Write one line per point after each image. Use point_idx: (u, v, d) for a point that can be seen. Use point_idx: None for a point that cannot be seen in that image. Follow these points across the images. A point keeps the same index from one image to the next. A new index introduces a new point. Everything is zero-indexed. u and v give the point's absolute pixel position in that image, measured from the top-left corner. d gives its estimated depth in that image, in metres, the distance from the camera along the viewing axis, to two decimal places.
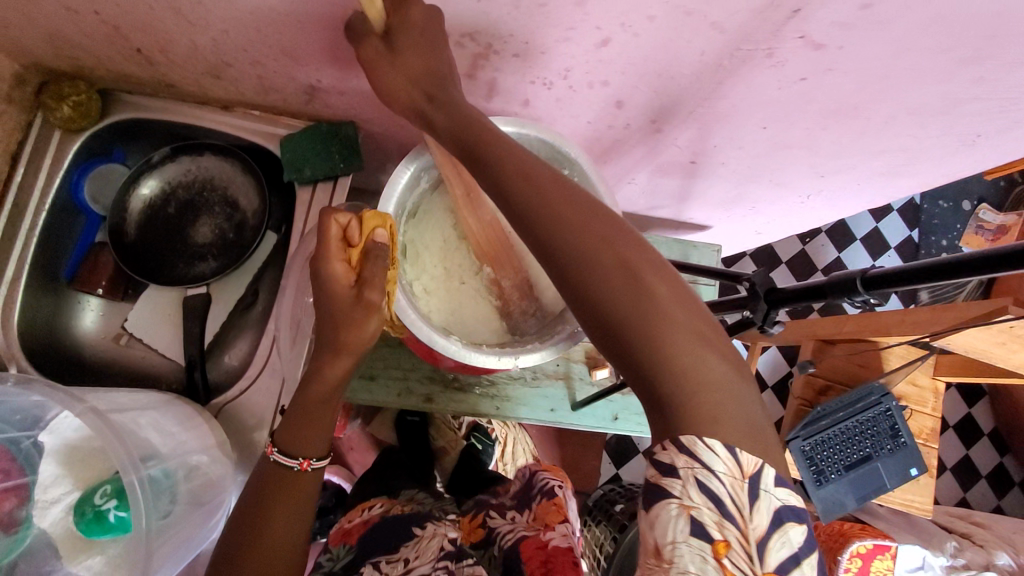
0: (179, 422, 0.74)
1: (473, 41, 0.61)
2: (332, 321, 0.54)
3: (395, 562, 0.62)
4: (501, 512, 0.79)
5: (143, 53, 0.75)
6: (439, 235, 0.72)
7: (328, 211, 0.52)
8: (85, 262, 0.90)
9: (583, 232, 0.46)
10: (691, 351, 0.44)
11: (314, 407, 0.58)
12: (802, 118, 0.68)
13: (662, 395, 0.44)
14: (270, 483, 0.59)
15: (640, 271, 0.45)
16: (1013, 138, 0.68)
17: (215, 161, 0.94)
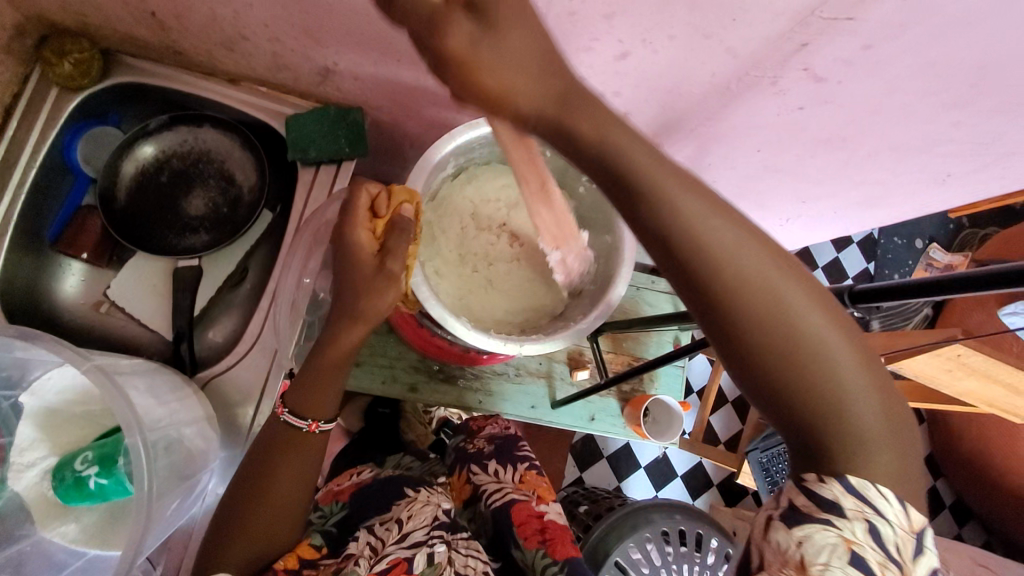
0: (170, 390, 0.73)
1: None
2: (351, 287, 0.54)
3: (388, 525, 0.61)
4: (482, 464, 0.78)
5: (158, 18, 0.74)
6: (456, 220, 0.74)
7: (359, 181, 0.55)
8: (72, 225, 0.88)
9: (759, 282, 0.39)
10: (869, 412, 0.40)
11: (326, 371, 0.58)
12: (794, 144, 0.73)
13: (830, 458, 0.41)
14: (276, 444, 0.58)
15: (815, 337, 0.39)
16: (979, 180, 0.75)
17: (214, 134, 0.93)
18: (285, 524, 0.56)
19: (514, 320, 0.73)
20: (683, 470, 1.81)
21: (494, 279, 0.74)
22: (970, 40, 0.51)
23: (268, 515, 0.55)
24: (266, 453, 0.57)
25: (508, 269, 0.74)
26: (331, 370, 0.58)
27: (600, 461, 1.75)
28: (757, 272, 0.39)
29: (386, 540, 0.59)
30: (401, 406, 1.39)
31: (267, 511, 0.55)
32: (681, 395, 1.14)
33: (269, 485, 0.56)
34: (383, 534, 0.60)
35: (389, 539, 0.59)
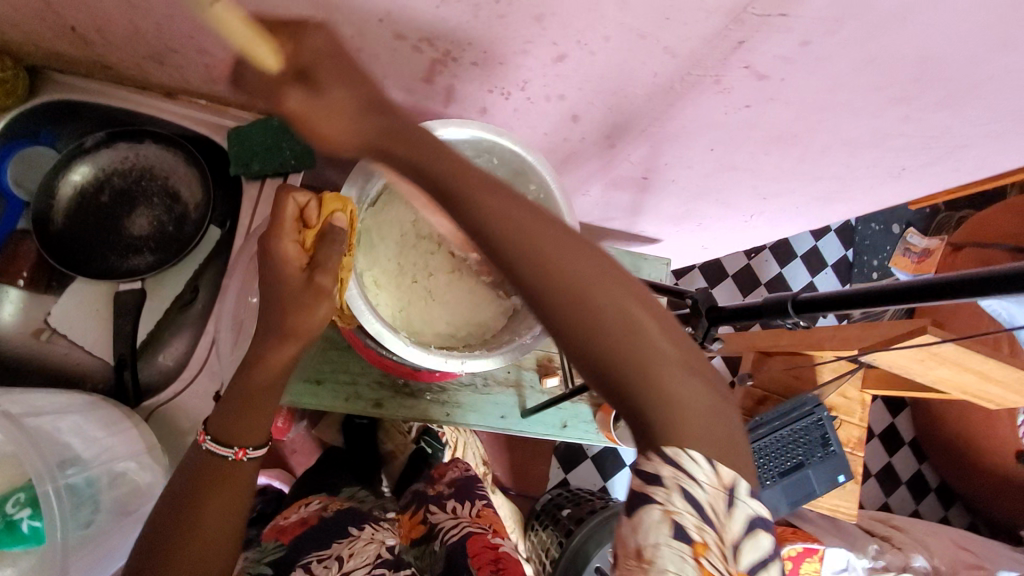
0: (105, 426, 0.71)
1: (431, 47, 0.61)
2: (278, 303, 0.51)
3: (327, 563, 0.59)
4: (441, 503, 0.76)
5: (78, 32, 0.70)
6: (398, 230, 0.68)
7: (286, 189, 0.50)
8: (7, 251, 0.84)
9: (526, 231, 0.41)
10: (669, 369, 0.40)
11: (256, 393, 0.53)
12: (747, 142, 0.71)
13: (650, 425, 0.40)
14: (199, 477, 0.52)
15: (605, 298, 0.40)
16: (935, 173, 0.74)
17: (156, 150, 0.88)
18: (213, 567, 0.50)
19: (458, 335, 0.67)
20: None
21: (435, 291, 0.68)
22: (911, 32, 0.49)
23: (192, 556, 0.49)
24: (188, 487, 0.51)
25: (449, 281, 0.69)
26: (261, 392, 0.53)
27: (584, 462, 1.73)
28: (523, 218, 0.42)
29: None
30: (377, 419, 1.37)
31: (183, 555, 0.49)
32: None
33: (193, 526, 0.50)
34: (320, 573, 0.57)
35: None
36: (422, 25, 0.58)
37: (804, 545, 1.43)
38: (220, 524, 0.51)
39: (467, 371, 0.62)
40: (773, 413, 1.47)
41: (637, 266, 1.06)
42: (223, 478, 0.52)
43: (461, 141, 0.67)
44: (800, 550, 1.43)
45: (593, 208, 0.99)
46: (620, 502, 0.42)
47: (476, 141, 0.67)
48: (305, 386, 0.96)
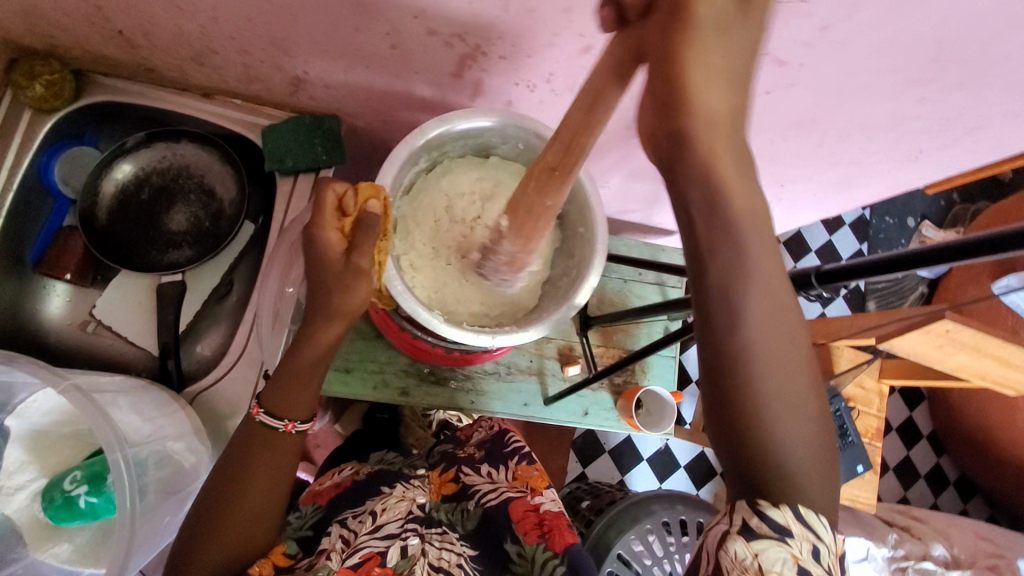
0: (156, 407, 0.74)
1: (462, 41, 0.65)
2: (322, 288, 0.53)
3: (362, 517, 0.61)
4: (474, 466, 0.75)
5: (125, 35, 0.74)
6: (432, 214, 0.69)
7: (325, 179, 0.52)
8: (54, 245, 0.88)
9: (745, 306, 0.44)
10: (802, 433, 0.45)
11: (302, 368, 0.55)
12: (765, 129, 0.73)
13: (765, 481, 0.44)
14: (251, 444, 0.55)
15: (767, 359, 0.44)
16: (950, 156, 0.75)
17: (193, 149, 0.94)
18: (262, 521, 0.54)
19: (491, 313, 0.69)
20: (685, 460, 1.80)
21: (468, 271, 0.70)
22: (926, 15, 0.51)
23: (243, 515, 0.52)
24: (240, 456, 0.54)
25: (481, 261, 0.70)
26: (309, 369, 0.55)
27: (601, 457, 1.74)
28: (752, 269, 0.44)
29: (359, 531, 0.59)
30: (399, 411, 1.41)
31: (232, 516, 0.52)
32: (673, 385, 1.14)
33: (240, 492, 0.52)
34: (356, 526, 0.60)
35: (362, 531, 0.59)
36: (457, 21, 0.61)
37: None
38: (269, 491, 0.54)
39: (500, 345, 0.63)
40: None
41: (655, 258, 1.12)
42: (275, 446, 0.55)
43: (488, 130, 0.66)
44: None
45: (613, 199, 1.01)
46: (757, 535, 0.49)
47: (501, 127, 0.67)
48: (337, 375, 1.00)
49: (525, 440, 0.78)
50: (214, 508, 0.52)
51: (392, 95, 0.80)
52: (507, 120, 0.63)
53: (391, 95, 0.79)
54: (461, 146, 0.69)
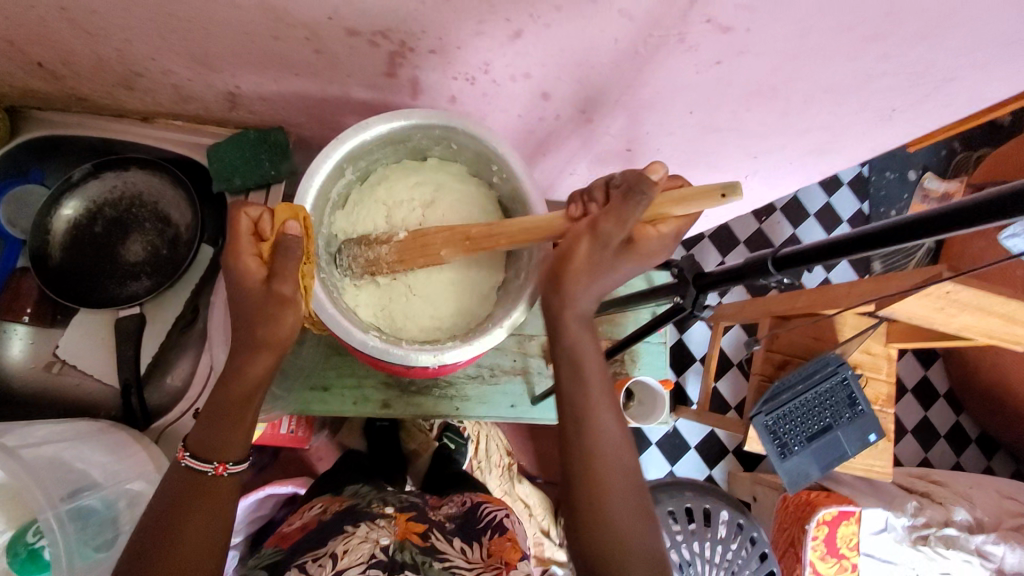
0: (111, 452, 0.75)
1: (387, 39, 0.60)
2: (246, 318, 0.50)
3: (321, 561, 0.61)
4: (445, 535, 0.70)
5: (45, 67, 0.71)
6: (371, 228, 0.67)
7: (238, 204, 0.51)
8: (8, 291, 0.87)
9: (594, 422, 0.56)
10: (625, 516, 0.55)
11: (231, 406, 0.52)
12: (725, 101, 0.68)
13: (598, 555, 0.54)
14: (181, 493, 0.51)
15: (598, 451, 0.56)
16: (926, 112, 0.70)
17: (142, 175, 0.91)
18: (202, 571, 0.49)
19: (441, 327, 0.67)
20: (696, 441, 1.73)
21: (416, 286, 0.67)
22: None
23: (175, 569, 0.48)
24: (171, 503, 0.50)
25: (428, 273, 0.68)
26: (239, 407, 0.52)
27: None
28: (588, 380, 0.56)
29: None
30: (398, 419, 1.37)
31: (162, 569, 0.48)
32: (665, 372, 1.09)
33: (176, 538, 0.49)
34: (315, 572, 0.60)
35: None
36: (374, 18, 0.57)
37: (839, 508, 1.42)
38: (204, 541, 0.50)
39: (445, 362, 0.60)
40: (794, 376, 1.47)
41: None
42: (204, 492, 0.51)
43: (415, 133, 0.64)
44: (836, 513, 1.42)
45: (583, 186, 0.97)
46: None
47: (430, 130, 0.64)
48: (314, 394, 0.97)
49: (499, 513, 0.76)
50: (146, 560, 0.48)
51: (331, 102, 0.75)
52: (430, 123, 0.60)
53: (330, 102, 0.75)
54: (392, 152, 0.67)
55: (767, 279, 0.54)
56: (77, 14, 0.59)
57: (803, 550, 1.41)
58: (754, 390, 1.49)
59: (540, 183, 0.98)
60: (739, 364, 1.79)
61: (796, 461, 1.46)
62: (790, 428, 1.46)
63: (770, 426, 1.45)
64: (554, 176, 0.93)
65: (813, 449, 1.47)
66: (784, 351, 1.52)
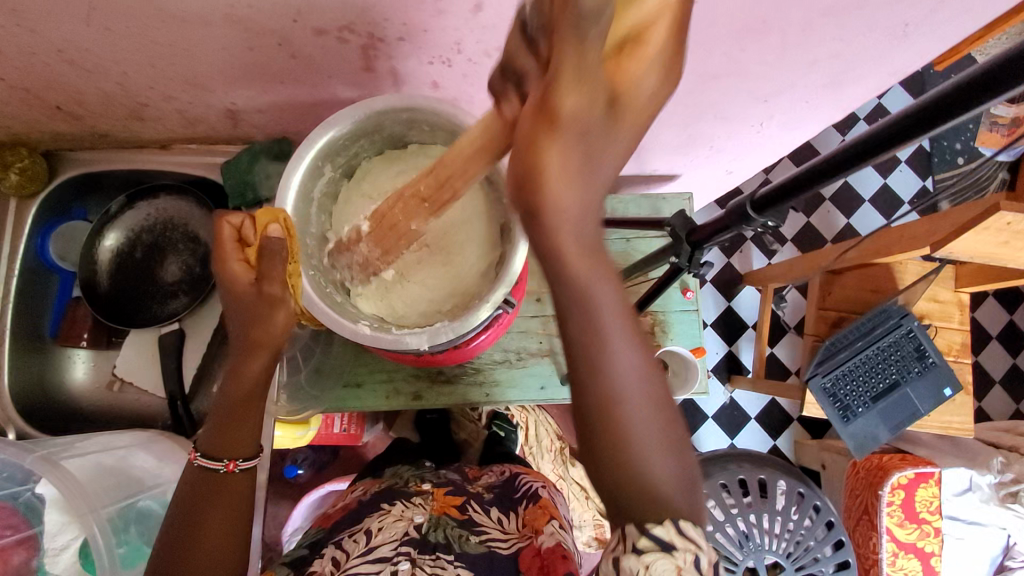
0: (159, 458, 0.83)
1: (353, 33, 0.61)
2: (241, 322, 0.53)
3: (357, 538, 0.64)
4: (483, 505, 0.70)
5: (63, 109, 0.77)
6: (361, 221, 0.69)
7: (220, 213, 0.53)
8: (66, 318, 0.95)
9: (601, 318, 0.41)
10: (646, 433, 0.42)
11: (239, 405, 0.55)
12: (713, 44, 0.64)
13: (623, 494, 0.42)
14: (198, 490, 0.54)
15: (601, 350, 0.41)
16: (946, 21, 0.63)
17: (170, 201, 0.96)
18: (227, 560, 0.53)
19: (442, 309, 0.68)
20: (753, 411, 1.66)
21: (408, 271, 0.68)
22: None
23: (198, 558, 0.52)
24: (190, 503, 0.53)
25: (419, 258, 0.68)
26: (245, 404, 0.55)
27: None
28: (585, 241, 0.41)
29: (351, 553, 0.62)
30: (446, 411, 1.40)
31: (196, 557, 0.51)
32: (699, 340, 1.05)
33: (197, 530, 0.52)
34: (349, 547, 0.63)
35: (355, 552, 0.62)
36: (335, 13, 0.57)
37: (915, 470, 1.32)
38: (224, 537, 0.53)
39: (435, 344, 0.61)
40: (851, 332, 1.38)
41: (657, 209, 1.04)
42: (222, 489, 0.54)
43: (386, 119, 0.64)
44: (912, 476, 1.32)
45: None
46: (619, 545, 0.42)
47: (406, 116, 0.65)
48: (347, 391, 1.00)
49: (537, 484, 0.75)
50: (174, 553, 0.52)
51: (323, 105, 0.77)
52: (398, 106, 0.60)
53: (321, 105, 0.77)
54: (371, 142, 0.68)
55: (750, 224, 0.52)
56: (74, 55, 0.64)
57: (878, 517, 1.32)
58: (807, 351, 1.41)
59: None
60: (793, 326, 1.70)
61: (861, 423, 1.36)
62: (851, 389, 1.37)
63: (828, 389, 1.37)
64: None
65: (880, 409, 1.37)
66: (838, 307, 1.41)
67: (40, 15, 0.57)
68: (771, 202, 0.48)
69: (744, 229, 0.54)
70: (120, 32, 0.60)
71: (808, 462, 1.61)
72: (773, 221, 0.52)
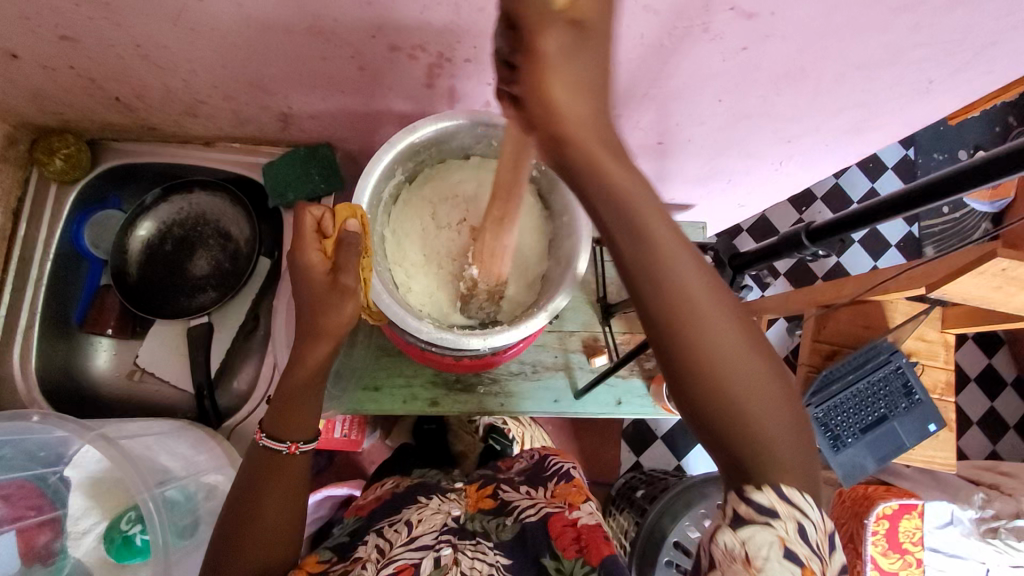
0: (191, 446, 0.84)
1: (425, 52, 0.64)
2: (310, 309, 0.56)
3: (398, 527, 0.65)
4: (513, 486, 0.75)
5: (121, 100, 0.79)
6: (419, 223, 0.74)
7: (302, 205, 0.56)
8: (94, 305, 0.96)
9: (678, 272, 0.41)
10: (752, 393, 0.42)
11: (298, 391, 0.59)
12: (754, 86, 0.69)
13: (733, 453, 0.43)
14: (260, 468, 0.59)
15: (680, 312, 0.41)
16: (966, 81, 0.70)
17: (206, 197, 0.99)
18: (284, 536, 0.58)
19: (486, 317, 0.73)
20: None
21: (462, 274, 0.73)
22: None
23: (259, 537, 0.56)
24: (252, 484, 0.58)
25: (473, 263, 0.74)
26: (304, 391, 0.59)
27: (655, 443, 1.65)
28: (643, 198, 0.42)
29: (395, 541, 0.63)
30: (446, 421, 1.41)
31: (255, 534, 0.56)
32: None
33: (256, 511, 0.57)
34: (393, 537, 0.64)
35: (398, 540, 0.63)
36: (413, 33, 0.61)
37: (900, 502, 1.36)
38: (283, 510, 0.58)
39: (493, 346, 0.64)
40: (843, 366, 1.44)
41: None
42: (278, 471, 0.59)
43: (460, 132, 0.69)
44: (897, 508, 1.37)
45: None
46: (720, 517, 0.44)
47: (471, 130, 0.69)
48: (366, 394, 1.02)
49: (566, 464, 0.78)
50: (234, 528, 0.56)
51: (374, 115, 0.80)
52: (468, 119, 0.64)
53: (373, 115, 0.80)
54: (439, 152, 0.72)
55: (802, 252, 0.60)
56: (150, 50, 0.67)
57: (864, 546, 1.36)
58: (802, 382, 1.46)
59: None
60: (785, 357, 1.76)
61: (849, 452, 1.42)
62: (842, 419, 1.42)
63: (821, 419, 1.41)
64: None
65: (868, 441, 1.42)
66: (833, 340, 1.47)
67: (130, 12, 0.60)
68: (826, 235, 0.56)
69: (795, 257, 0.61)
70: (203, 34, 0.63)
71: None
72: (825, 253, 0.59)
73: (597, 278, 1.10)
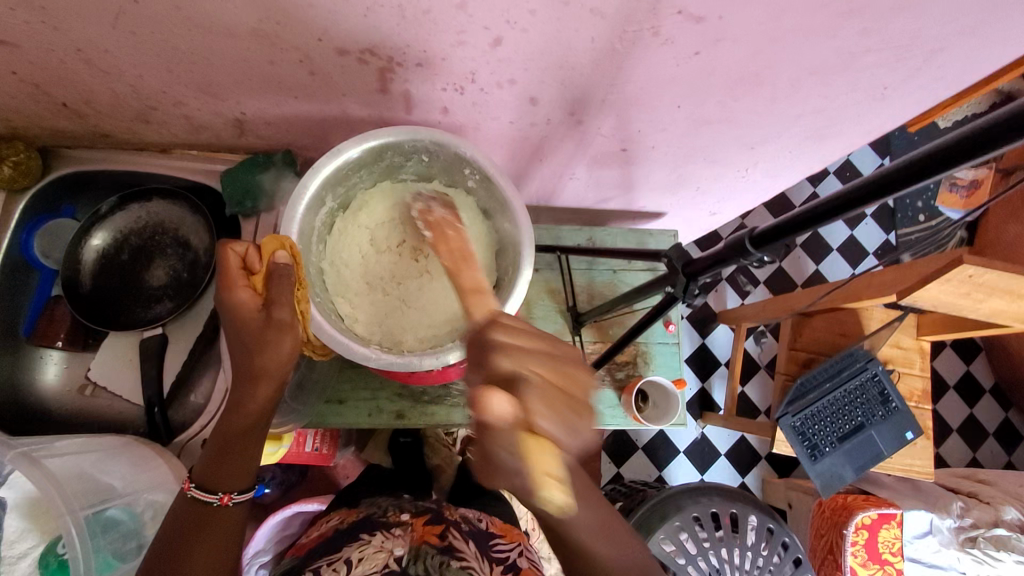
0: (134, 465, 0.80)
1: (374, 56, 0.63)
2: (253, 348, 0.59)
3: (338, 566, 0.66)
4: (463, 537, 0.72)
5: (69, 106, 0.77)
6: (357, 250, 0.75)
7: (225, 243, 0.57)
8: (44, 318, 0.93)
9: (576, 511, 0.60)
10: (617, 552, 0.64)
11: (234, 438, 0.62)
12: (711, 91, 0.69)
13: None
14: (188, 520, 0.61)
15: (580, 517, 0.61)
16: (920, 86, 0.70)
17: (164, 205, 0.96)
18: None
19: (439, 334, 0.73)
20: (725, 448, 1.69)
21: (409, 297, 0.75)
22: None
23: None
24: (183, 535, 0.60)
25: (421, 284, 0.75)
26: (242, 436, 0.62)
27: (635, 454, 1.63)
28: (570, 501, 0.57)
29: None
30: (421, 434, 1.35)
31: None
32: (679, 372, 1.09)
33: (183, 563, 0.58)
34: None
35: None
36: (359, 37, 0.60)
37: (878, 511, 1.35)
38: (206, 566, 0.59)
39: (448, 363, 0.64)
40: (820, 372, 1.43)
41: (643, 243, 1.08)
42: (209, 520, 0.61)
43: (387, 150, 0.69)
44: (875, 517, 1.36)
45: (586, 189, 1.00)
46: None
47: (400, 147, 0.69)
48: (329, 407, 0.99)
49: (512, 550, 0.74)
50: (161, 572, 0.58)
51: (330, 121, 0.79)
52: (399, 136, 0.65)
53: (329, 121, 0.79)
54: (368, 175, 0.73)
55: (748, 258, 0.53)
56: (93, 54, 0.65)
57: (842, 557, 1.35)
58: (779, 391, 1.45)
59: (542, 190, 1.01)
60: (764, 365, 1.75)
61: (827, 462, 1.40)
62: (819, 428, 1.41)
63: (798, 427, 1.40)
64: (555, 182, 0.96)
65: (845, 450, 1.41)
66: (809, 348, 1.47)
67: (67, 15, 0.58)
68: (768, 241, 0.49)
69: (742, 262, 0.54)
70: (145, 37, 0.61)
71: (776, 500, 1.64)
72: (768, 258, 0.52)
73: (568, 287, 1.08)
